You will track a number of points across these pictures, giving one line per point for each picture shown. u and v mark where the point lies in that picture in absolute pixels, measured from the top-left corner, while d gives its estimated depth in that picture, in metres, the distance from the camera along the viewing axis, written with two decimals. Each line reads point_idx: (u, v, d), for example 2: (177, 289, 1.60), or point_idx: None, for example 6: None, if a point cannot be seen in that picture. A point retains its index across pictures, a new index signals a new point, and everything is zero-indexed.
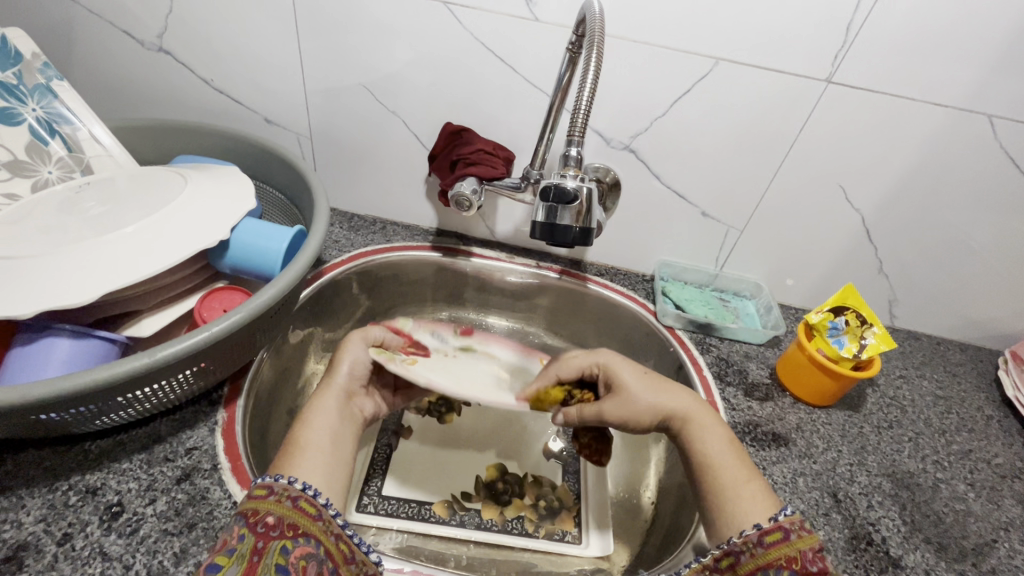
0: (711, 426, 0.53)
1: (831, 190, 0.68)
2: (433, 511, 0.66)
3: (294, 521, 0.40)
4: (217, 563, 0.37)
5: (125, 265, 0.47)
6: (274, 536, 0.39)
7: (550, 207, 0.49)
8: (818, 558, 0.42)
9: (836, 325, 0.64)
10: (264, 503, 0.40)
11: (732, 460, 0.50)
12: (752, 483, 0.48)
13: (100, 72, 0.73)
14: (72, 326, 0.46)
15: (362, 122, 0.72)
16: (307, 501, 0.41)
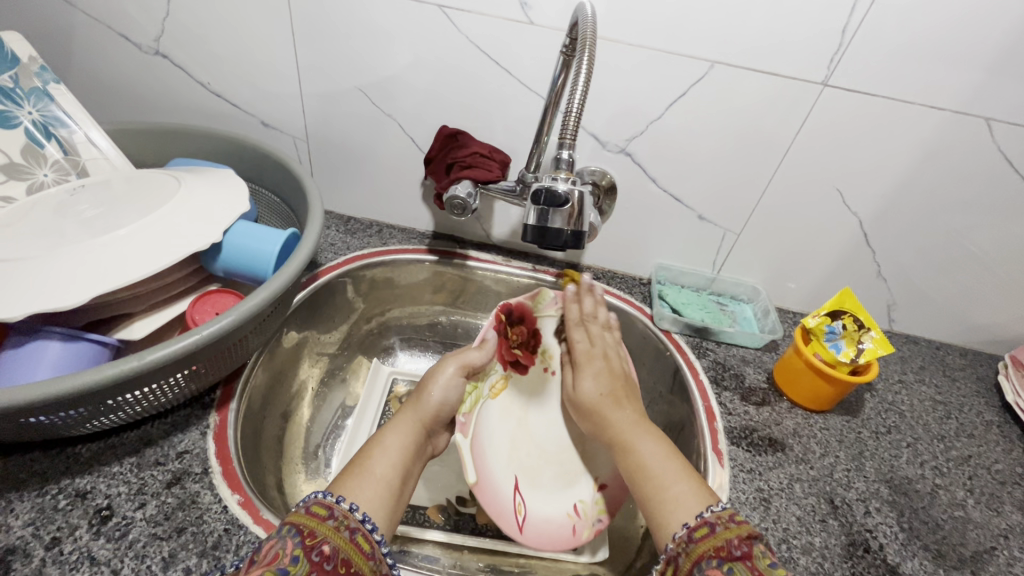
0: (648, 444, 0.52)
1: (828, 193, 0.68)
2: (427, 515, 0.66)
3: (348, 557, 0.39)
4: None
5: (116, 268, 0.46)
6: (327, 569, 0.37)
7: (541, 210, 0.48)
8: (745, 544, 0.39)
9: (833, 329, 0.63)
10: (323, 528, 0.39)
11: (670, 471, 0.48)
12: (680, 483, 0.47)
13: (98, 75, 0.74)
14: (63, 328, 0.46)
15: (358, 125, 0.73)
16: (362, 537, 0.41)
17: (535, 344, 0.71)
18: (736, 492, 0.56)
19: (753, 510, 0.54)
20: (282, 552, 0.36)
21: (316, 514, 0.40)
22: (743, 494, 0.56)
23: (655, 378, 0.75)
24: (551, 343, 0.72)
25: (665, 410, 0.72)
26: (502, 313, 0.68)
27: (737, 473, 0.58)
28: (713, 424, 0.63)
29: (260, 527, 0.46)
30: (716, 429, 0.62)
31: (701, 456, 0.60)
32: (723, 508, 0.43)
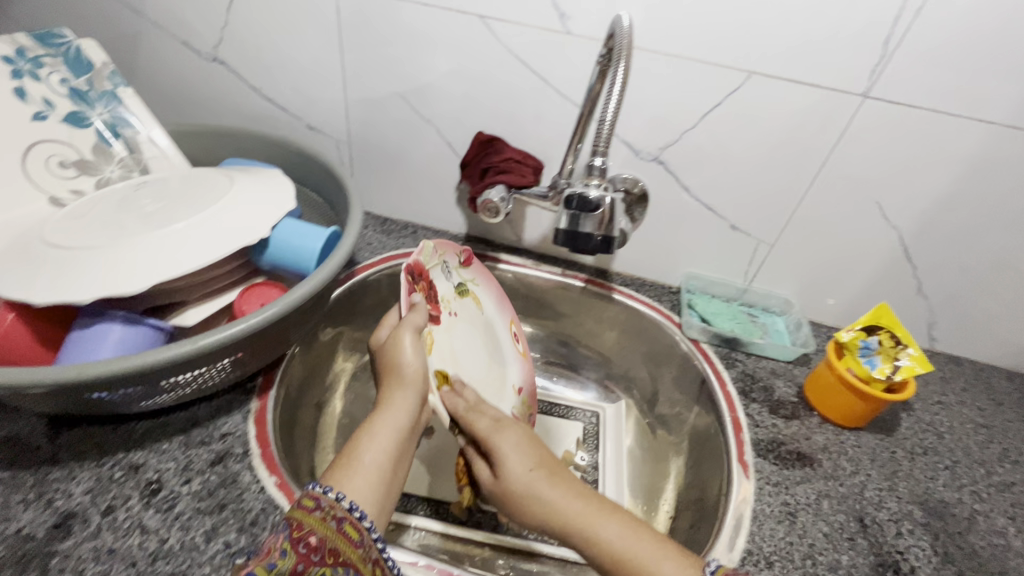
0: (602, 519, 0.43)
1: (867, 206, 0.67)
2: (451, 510, 0.68)
3: (336, 547, 0.40)
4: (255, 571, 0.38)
5: (173, 259, 0.50)
6: (314, 561, 0.39)
7: (573, 214, 0.50)
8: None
9: (868, 344, 0.62)
10: (310, 521, 0.40)
11: (636, 542, 0.41)
12: (665, 562, 0.40)
13: (161, 79, 0.79)
14: (125, 313, 0.50)
15: (398, 130, 0.75)
16: (351, 525, 0.41)
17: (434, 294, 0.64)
18: (761, 504, 0.55)
19: (777, 523, 0.54)
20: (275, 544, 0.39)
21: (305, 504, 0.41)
22: (768, 507, 0.55)
23: (682, 387, 0.74)
24: (443, 287, 0.66)
25: (691, 420, 0.72)
26: (408, 273, 0.58)
27: (763, 485, 0.57)
28: (739, 435, 0.62)
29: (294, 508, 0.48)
30: (742, 441, 0.62)
31: (727, 467, 0.60)
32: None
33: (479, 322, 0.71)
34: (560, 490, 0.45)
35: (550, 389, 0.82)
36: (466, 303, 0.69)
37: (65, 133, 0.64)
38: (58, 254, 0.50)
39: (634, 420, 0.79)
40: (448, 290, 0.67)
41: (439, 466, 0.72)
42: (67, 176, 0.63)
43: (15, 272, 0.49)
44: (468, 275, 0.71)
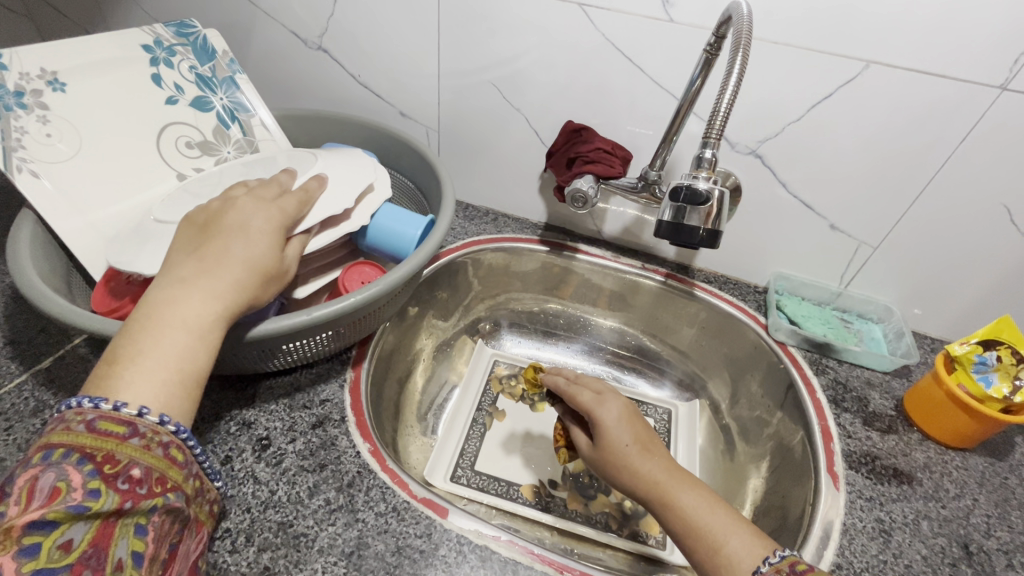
0: (682, 493, 0.46)
1: (992, 210, 0.61)
2: (521, 493, 0.69)
3: (161, 475, 0.37)
4: (51, 520, 0.32)
5: None
6: (140, 493, 0.35)
7: (678, 206, 0.51)
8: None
9: (984, 359, 0.57)
10: (123, 449, 0.35)
11: (713, 516, 0.44)
12: (735, 536, 0.42)
13: (269, 67, 0.84)
14: None
15: (488, 118, 0.77)
16: (176, 449, 0.38)
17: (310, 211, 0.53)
18: (851, 518, 0.53)
19: (870, 540, 0.51)
20: (70, 487, 0.33)
21: (72, 426, 0.35)
22: (859, 521, 0.53)
23: (764, 389, 0.72)
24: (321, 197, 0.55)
25: (773, 424, 0.69)
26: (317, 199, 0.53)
27: (855, 499, 0.54)
28: (829, 445, 0.59)
29: (386, 474, 0.51)
30: (832, 451, 0.59)
31: (814, 477, 0.57)
32: (781, 560, 0.40)
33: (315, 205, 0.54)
34: (650, 463, 0.48)
35: (620, 378, 0.82)
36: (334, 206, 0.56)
37: (191, 116, 0.69)
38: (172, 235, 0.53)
39: (707, 421, 0.77)
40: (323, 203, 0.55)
41: (510, 447, 0.73)
42: (192, 155, 0.68)
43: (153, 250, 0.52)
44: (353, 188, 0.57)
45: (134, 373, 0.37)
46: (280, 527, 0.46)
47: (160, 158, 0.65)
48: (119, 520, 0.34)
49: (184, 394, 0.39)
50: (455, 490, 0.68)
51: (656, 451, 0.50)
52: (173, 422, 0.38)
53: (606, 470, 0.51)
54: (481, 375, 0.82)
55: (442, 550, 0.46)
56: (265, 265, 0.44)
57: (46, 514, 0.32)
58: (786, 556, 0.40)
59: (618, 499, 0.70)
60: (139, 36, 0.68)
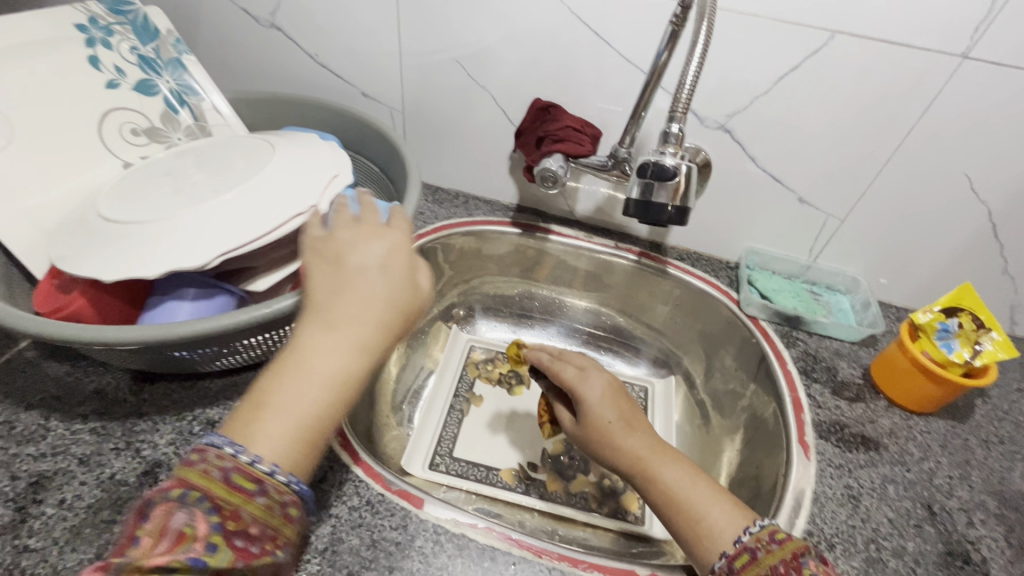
0: (664, 471, 0.46)
1: (954, 179, 0.62)
2: (500, 477, 0.69)
3: (276, 534, 0.34)
4: (172, 567, 0.30)
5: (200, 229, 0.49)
6: (252, 551, 0.33)
7: (646, 182, 0.49)
8: (790, 566, 0.37)
9: (946, 326, 0.58)
10: (248, 508, 0.33)
11: (697, 493, 0.45)
12: (716, 508, 0.44)
13: (220, 48, 0.80)
14: (194, 287, 0.51)
15: (453, 97, 0.74)
16: (295, 507, 0.35)
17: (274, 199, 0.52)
18: (822, 486, 0.54)
19: (839, 506, 0.52)
20: (193, 535, 0.31)
21: (208, 469, 0.33)
22: (829, 489, 0.54)
23: (737, 363, 0.72)
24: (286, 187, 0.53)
25: (746, 397, 0.70)
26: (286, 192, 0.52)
27: (824, 467, 0.56)
28: (800, 416, 0.61)
29: (359, 467, 0.50)
30: (803, 422, 0.60)
31: (786, 448, 0.58)
32: (761, 529, 0.41)
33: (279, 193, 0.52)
34: (632, 441, 0.48)
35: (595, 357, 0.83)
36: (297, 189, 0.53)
37: (136, 101, 0.65)
38: (115, 229, 0.50)
39: (683, 397, 0.78)
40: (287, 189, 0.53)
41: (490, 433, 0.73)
42: (139, 143, 0.64)
43: (93, 248, 0.49)
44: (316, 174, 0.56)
45: (273, 422, 0.35)
46: None
47: (102, 146, 0.61)
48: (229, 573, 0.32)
49: (307, 453, 0.36)
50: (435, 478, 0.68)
51: (640, 428, 0.50)
52: (295, 479, 0.35)
53: (588, 446, 0.51)
54: (456, 361, 0.80)
55: (418, 541, 0.46)
56: (404, 304, 0.40)
57: (166, 558, 0.30)
58: (766, 527, 0.41)
59: (596, 478, 0.70)
60: (72, 14, 0.63)
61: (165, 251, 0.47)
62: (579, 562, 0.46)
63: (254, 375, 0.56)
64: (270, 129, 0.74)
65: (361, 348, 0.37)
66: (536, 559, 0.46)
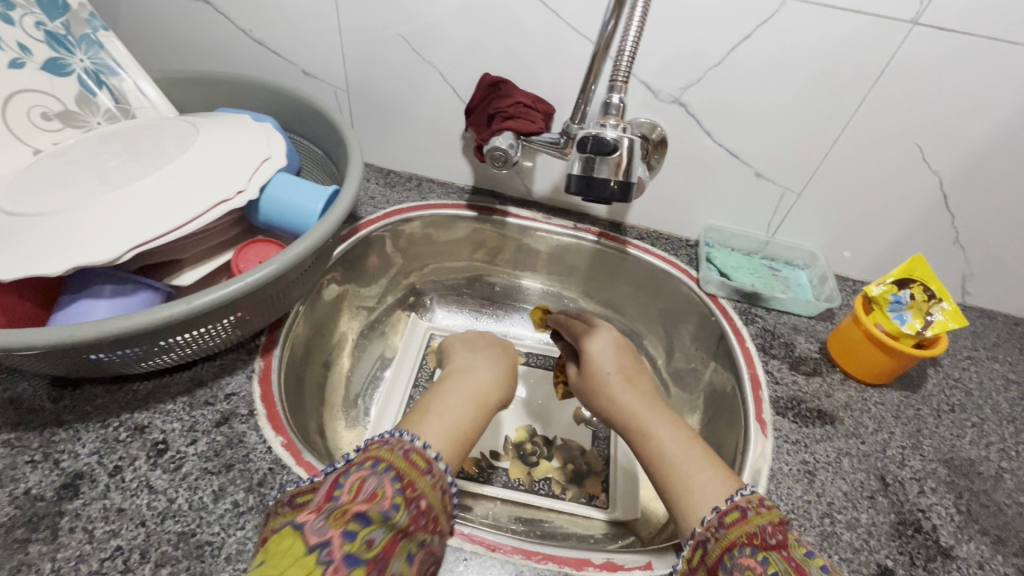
0: (655, 421, 0.48)
1: (906, 149, 0.61)
2: (462, 467, 0.67)
3: (435, 515, 0.37)
4: (369, 517, 0.32)
5: (118, 219, 0.45)
6: (419, 524, 0.35)
7: (587, 158, 0.48)
8: (780, 531, 0.37)
9: (899, 298, 0.58)
10: (421, 481, 0.37)
11: (684, 449, 0.45)
12: (706, 469, 0.43)
13: (145, 24, 0.74)
14: (110, 284, 0.47)
15: (399, 74, 0.70)
16: (447, 498, 0.39)
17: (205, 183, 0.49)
18: (779, 463, 0.54)
19: (796, 482, 0.52)
20: (383, 493, 0.34)
21: (392, 447, 0.38)
22: (786, 465, 0.54)
23: (697, 342, 0.72)
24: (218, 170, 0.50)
25: (707, 376, 0.70)
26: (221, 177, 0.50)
27: (781, 444, 0.55)
28: (758, 393, 0.60)
29: (301, 468, 0.47)
30: (760, 398, 0.60)
31: (744, 426, 0.58)
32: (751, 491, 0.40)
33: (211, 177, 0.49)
34: (630, 392, 0.52)
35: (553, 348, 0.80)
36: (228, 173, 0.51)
37: (45, 81, 0.60)
38: (17, 223, 0.45)
39: None
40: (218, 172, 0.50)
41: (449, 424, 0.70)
42: (51, 129, 0.59)
43: None
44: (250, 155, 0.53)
45: (437, 418, 0.44)
46: (181, 538, 0.42)
47: (6, 132, 0.55)
48: (402, 540, 0.34)
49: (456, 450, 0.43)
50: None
51: (639, 385, 0.53)
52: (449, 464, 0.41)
53: (589, 400, 0.55)
54: (412, 351, 0.77)
55: None
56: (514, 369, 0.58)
57: (356, 509, 0.32)
58: (754, 491, 0.40)
59: (561, 464, 0.69)
60: None
61: (77, 244, 0.44)
62: (532, 554, 0.45)
63: (212, 370, 0.53)
64: (202, 111, 0.69)
65: (492, 390, 0.52)
66: (489, 553, 0.45)
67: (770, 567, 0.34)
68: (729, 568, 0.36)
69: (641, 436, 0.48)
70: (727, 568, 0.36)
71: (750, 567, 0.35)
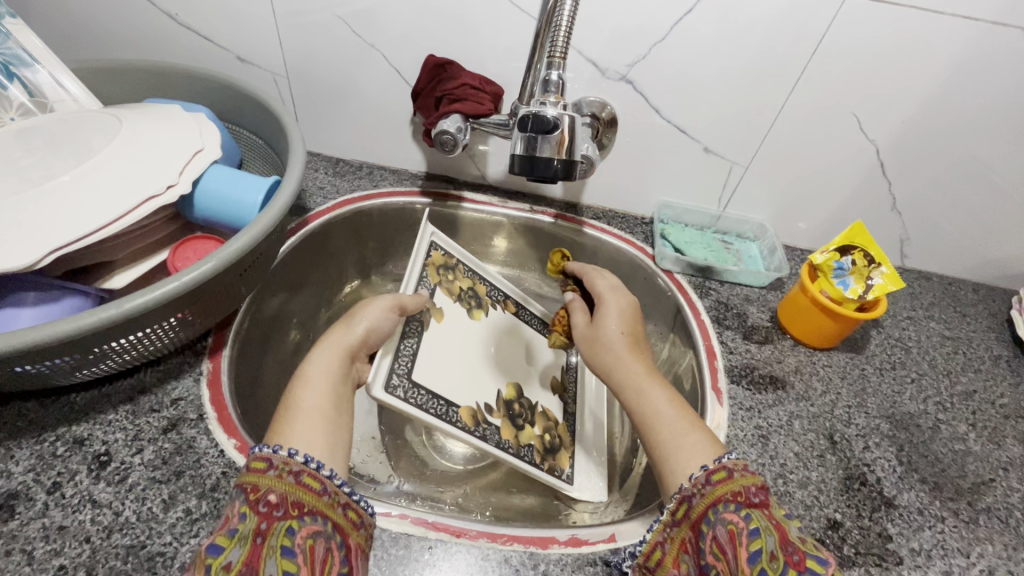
0: (650, 383, 0.49)
1: (845, 120, 0.63)
2: (460, 416, 0.57)
3: (298, 499, 0.36)
4: (218, 544, 0.33)
5: (35, 221, 0.42)
6: (277, 517, 0.35)
7: (529, 137, 0.47)
8: (763, 493, 0.38)
9: (841, 264, 0.60)
10: (265, 479, 0.36)
11: (676, 414, 0.46)
12: (693, 434, 0.44)
13: (59, 10, 0.68)
14: (34, 292, 0.44)
15: (340, 58, 0.68)
16: (311, 476, 0.38)
17: (129, 182, 0.46)
18: (734, 429, 0.56)
19: (750, 447, 0.54)
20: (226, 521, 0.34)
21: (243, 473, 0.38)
22: (741, 431, 0.55)
23: (655, 317, 0.73)
24: (144, 168, 0.47)
25: (665, 351, 0.71)
26: (152, 176, 0.47)
27: (736, 411, 0.57)
28: (713, 362, 0.62)
29: None
30: (716, 368, 0.61)
31: (701, 396, 0.60)
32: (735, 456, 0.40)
33: (134, 174, 0.47)
34: (633, 354, 0.53)
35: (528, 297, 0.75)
36: (156, 169, 0.48)
37: None
38: None
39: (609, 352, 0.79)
40: (145, 169, 0.47)
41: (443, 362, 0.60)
42: None
43: None
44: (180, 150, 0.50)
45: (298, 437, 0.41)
46: (130, 552, 0.40)
47: None
48: (266, 540, 0.34)
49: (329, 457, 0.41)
50: (391, 403, 0.51)
51: (641, 353, 0.54)
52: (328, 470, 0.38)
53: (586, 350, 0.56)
54: (419, 254, 0.63)
55: None
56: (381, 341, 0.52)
57: (197, 556, 0.33)
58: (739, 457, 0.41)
59: (541, 432, 0.64)
60: None
61: None
62: (498, 537, 0.46)
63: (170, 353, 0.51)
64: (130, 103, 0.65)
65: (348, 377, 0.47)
66: (455, 540, 0.44)
67: (751, 523, 0.36)
68: (713, 522, 0.37)
69: (636, 394, 0.49)
70: (710, 523, 0.37)
71: (733, 522, 0.36)
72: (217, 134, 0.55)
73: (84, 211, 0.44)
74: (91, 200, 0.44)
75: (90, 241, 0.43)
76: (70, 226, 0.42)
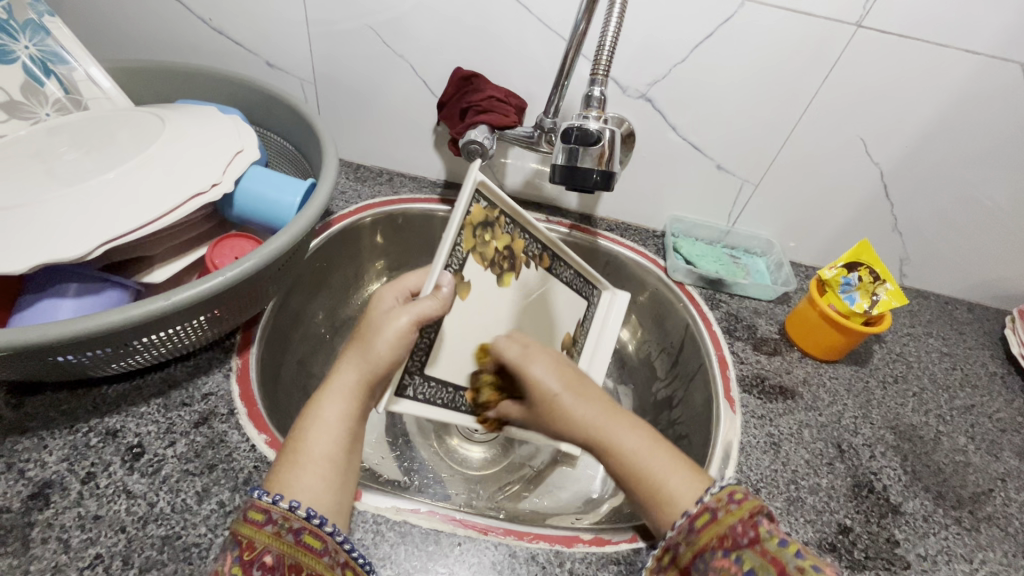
0: (617, 428, 0.46)
1: (852, 143, 0.67)
2: (465, 399, 0.59)
3: (295, 561, 0.36)
4: None
5: (87, 214, 0.43)
6: None
7: (571, 148, 0.50)
8: (751, 527, 0.37)
9: (848, 280, 0.63)
10: (261, 537, 0.36)
11: (651, 455, 0.44)
12: (674, 474, 0.44)
13: (94, 11, 0.70)
14: (76, 283, 0.45)
15: (369, 67, 0.70)
16: (311, 534, 0.37)
17: (177, 180, 0.48)
18: (746, 436, 0.58)
19: (763, 453, 0.56)
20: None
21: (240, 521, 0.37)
22: (753, 438, 0.57)
23: (665, 330, 0.75)
24: (191, 166, 0.49)
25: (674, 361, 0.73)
26: (198, 175, 0.49)
27: (749, 419, 0.59)
28: (725, 372, 0.64)
29: None
30: (728, 377, 0.63)
31: (714, 404, 0.61)
32: (721, 489, 0.41)
33: (179, 172, 0.48)
34: (583, 401, 0.47)
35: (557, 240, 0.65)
36: (201, 167, 0.49)
37: None
38: None
39: (633, 345, 0.79)
40: (191, 167, 0.49)
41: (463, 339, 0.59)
42: None
43: None
44: (225, 151, 0.52)
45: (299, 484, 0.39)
46: (166, 542, 0.41)
47: None
48: None
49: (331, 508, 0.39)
50: (405, 407, 0.54)
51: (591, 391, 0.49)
52: (329, 524, 0.38)
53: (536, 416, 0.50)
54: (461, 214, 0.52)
55: (359, 533, 0.44)
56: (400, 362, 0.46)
57: None
58: (726, 485, 0.41)
59: None
60: None
61: (43, 240, 0.41)
62: (524, 535, 0.47)
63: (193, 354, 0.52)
64: (162, 103, 0.66)
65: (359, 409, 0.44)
66: (482, 536, 0.46)
67: (744, 566, 0.35)
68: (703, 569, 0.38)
69: (603, 451, 0.45)
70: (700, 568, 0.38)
71: (724, 568, 0.36)
72: (255, 135, 0.56)
73: (133, 205, 0.45)
74: (141, 196, 0.45)
75: (139, 235, 0.44)
76: (120, 219, 0.44)
